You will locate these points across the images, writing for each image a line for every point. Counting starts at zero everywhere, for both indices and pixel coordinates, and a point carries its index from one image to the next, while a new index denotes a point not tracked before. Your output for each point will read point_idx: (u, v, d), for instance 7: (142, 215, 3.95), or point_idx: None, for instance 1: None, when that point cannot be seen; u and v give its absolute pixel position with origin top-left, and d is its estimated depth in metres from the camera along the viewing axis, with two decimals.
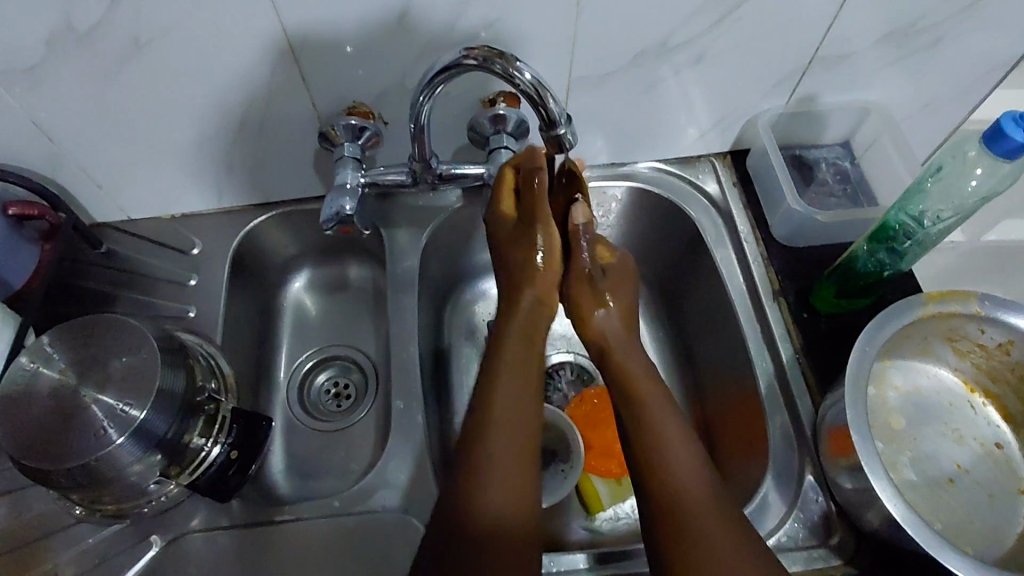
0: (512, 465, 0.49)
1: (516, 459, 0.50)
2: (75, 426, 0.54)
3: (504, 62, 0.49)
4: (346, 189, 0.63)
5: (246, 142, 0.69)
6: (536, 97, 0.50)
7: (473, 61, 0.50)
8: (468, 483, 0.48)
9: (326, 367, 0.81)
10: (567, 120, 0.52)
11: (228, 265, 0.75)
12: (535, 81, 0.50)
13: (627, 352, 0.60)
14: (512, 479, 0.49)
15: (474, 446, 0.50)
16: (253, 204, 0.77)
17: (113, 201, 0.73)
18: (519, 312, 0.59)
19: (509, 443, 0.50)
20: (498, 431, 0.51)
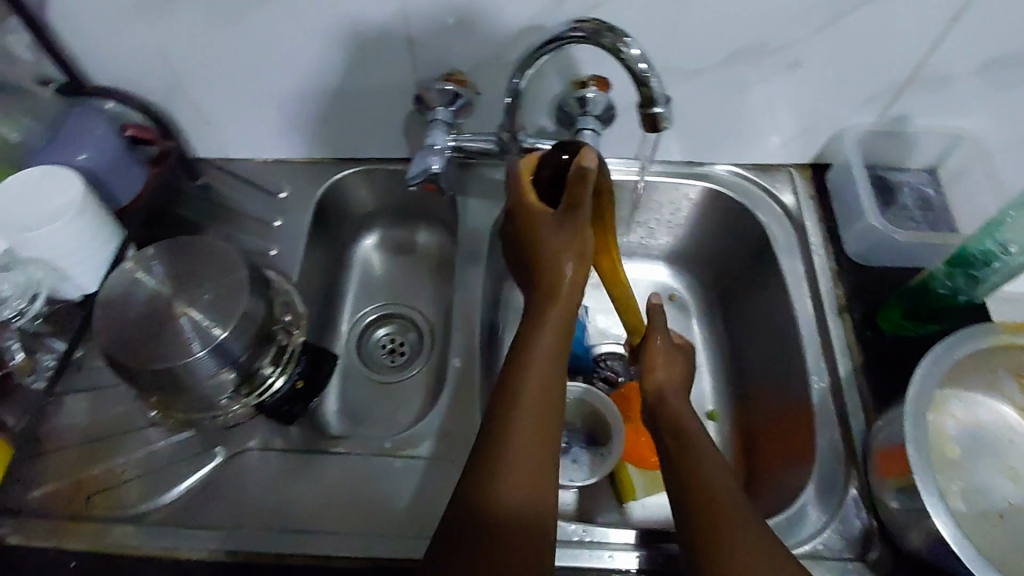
0: (531, 484, 0.50)
1: (539, 461, 0.51)
2: (163, 333, 0.58)
3: (613, 36, 0.51)
4: (435, 148, 0.65)
5: (345, 96, 0.72)
6: (639, 74, 0.51)
7: (582, 32, 0.51)
8: (484, 515, 0.48)
9: (385, 323, 0.85)
10: (666, 100, 0.53)
11: (311, 212, 0.78)
12: (640, 58, 0.51)
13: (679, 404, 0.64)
14: (534, 503, 0.49)
15: (499, 438, 0.51)
16: (339, 158, 0.81)
17: (214, 138, 0.77)
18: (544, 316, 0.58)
19: (525, 445, 0.51)
20: (512, 461, 0.50)
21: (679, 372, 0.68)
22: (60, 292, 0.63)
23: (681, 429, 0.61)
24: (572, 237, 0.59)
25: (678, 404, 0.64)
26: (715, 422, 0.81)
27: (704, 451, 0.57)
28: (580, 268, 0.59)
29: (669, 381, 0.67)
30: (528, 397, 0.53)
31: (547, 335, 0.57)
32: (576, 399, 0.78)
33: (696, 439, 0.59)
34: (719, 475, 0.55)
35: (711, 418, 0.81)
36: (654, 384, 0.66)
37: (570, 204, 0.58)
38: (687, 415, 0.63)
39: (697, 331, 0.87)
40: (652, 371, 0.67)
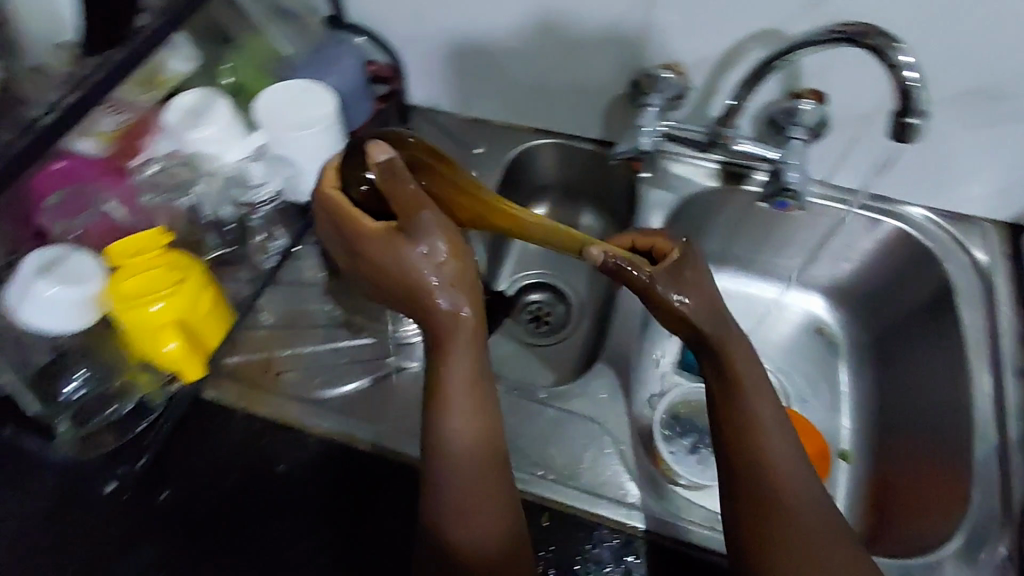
0: (478, 503, 0.48)
1: (479, 475, 0.49)
2: None
3: (881, 40, 0.54)
4: (644, 131, 0.68)
5: (563, 68, 0.76)
6: (898, 80, 0.54)
7: (847, 34, 0.55)
8: (450, 472, 0.49)
9: (539, 290, 0.87)
10: (922, 116, 0.54)
11: (501, 171, 0.82)
12: (904, 65, 0.53)
13: (739, 344, 0.55)
14: (486, 465, 0.49)
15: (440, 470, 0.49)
16: (535, 129, 0.84)
17: (429, 88, 0.83)
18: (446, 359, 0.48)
19: (471, 470, 0.49)
20: (459, 492, 0.48)
21: (703, 301, 0.54)
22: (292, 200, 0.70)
23: (732, 391, 0.54)
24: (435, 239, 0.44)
25: (738, 352, 0.54)
26: (846, 462, 0.79)
27: (757, 407, 0.53)
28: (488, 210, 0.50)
29: (715, 324, 0.55)
30: (460, 394, 0.48)
31: (462, 358, 0.48)
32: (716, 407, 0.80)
33: (746, 389, 0.53)
34: (786, 456, 0.52)
35: (842, 458, 0.79)
36: (690, 322, 0.54)
37: (404, 216, 0.44)
38: (749, 372, 0.54)
39: (843, 371, 0.85)
40: (675, 303, 0.54)
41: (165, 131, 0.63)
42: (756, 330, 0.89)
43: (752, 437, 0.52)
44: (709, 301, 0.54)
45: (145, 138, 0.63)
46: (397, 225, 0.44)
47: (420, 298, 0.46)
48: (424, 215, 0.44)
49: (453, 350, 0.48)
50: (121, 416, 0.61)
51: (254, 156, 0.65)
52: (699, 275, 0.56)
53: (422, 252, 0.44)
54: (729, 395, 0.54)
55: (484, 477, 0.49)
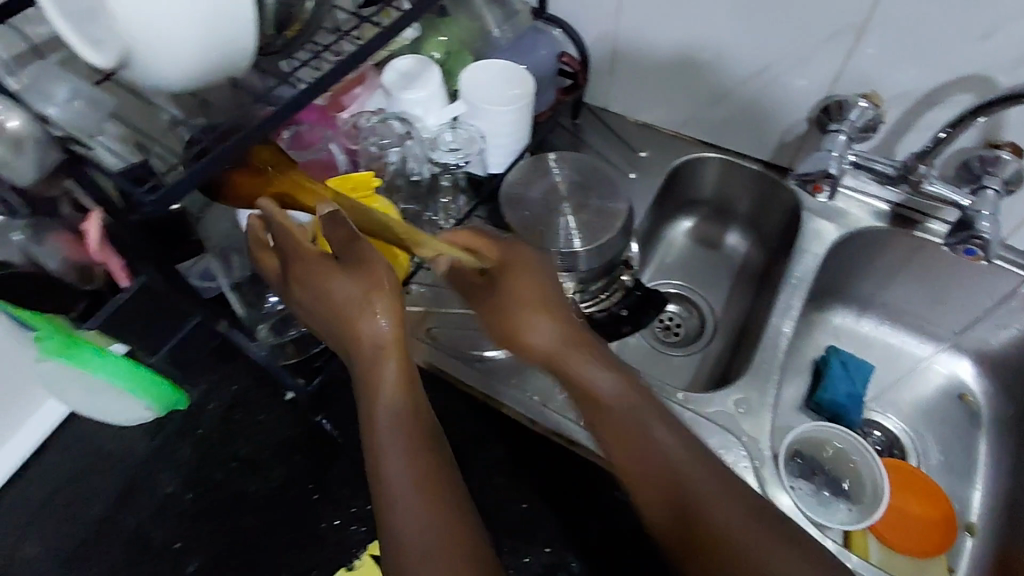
0: (434, 540, 0.46)
1: (423, 504, 0.48)
2: (551, 222, 0.68)
3: None
4: (833, 155, 0.68)
5: (748, 87, 0.77)
6: None
7: None
8: (407, 456, 0.49)
9: (675, 301, 0.87)
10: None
11: (663, 178, 0.83)
12: None
13: (579, 353, 0.55)
14: (418, 454, 0.50)
15: (388, 511, 0.48)
16: (702, 142, 0.85)
17: (606, 88, 0.86)
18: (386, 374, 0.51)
19: (422, 498, 0.48)
20: (412, 534, 0.47)
21: (550, 332, 0.55)
22: (478, 172, 0.72)
23: (619, 429, 0.53)
24: (356, 286, 0.51)
25: (595, 374, 0.54)
26: (970, 536, 0.77)
27: (658, 435, 0.52)
28: (385, 306, 0.51)
29: (556, 344, 0.55)
30: (387, 424, 0.50)
31: (392, 374, 0.51)
32: (835, 451, 0.77)
33: (638, 436, 0.52)
34: (685, 466, 0.51)
35: (968, 530, 0.77)
36: (552, 353, 0.56)
37: (342, 250, 0.51)
38: (612, 389, 0.54)
39: (982, 445, 0.82)
40: (523, 339, 0.56)
41: (379, 88, 0.69)
42: (894, 384, 0.86)
43: (644, 462, 0.52)
44: (540, 304, 0.56)
45: (356, 96, 0.70)
46: (336, 256, 0.52)
47: (359, 327, 0.51)
48: (362, 244, 0.50)
49: (378, 362, 0.51)
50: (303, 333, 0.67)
51: (450, 121, 0.69)
52: (526, 287, 0.57)
53: (357, 287, 0.51)
54: (618, 444, 0.53)
55: (427, 472, 0.49)
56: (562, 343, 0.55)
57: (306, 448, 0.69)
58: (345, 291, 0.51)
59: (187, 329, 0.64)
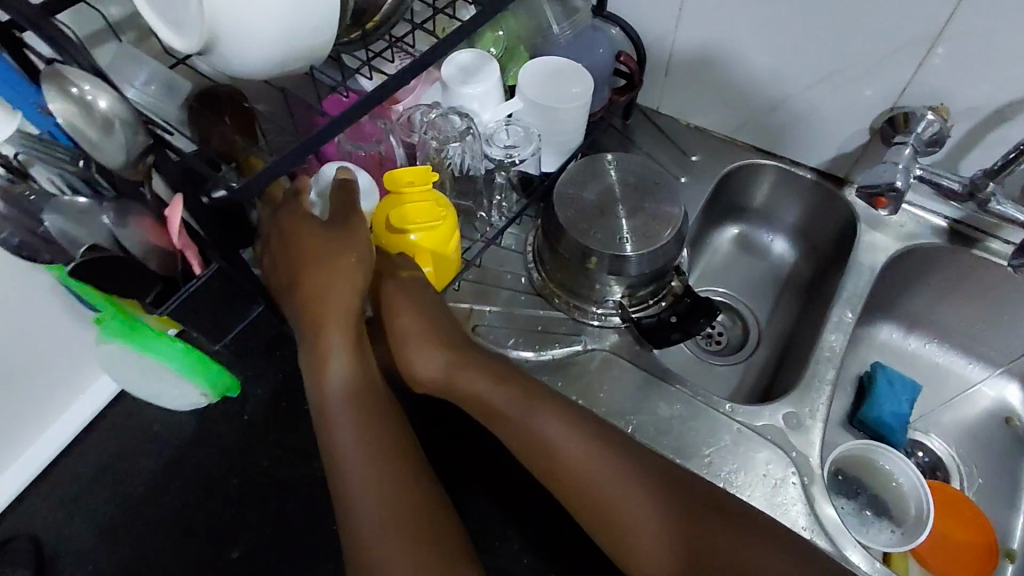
0: (382, 525, 0.51)
1: (376, 490, 0.53)
2: (604, 224, 0.67)
3: None
4: (899, 168, 0.66)
5: (808, 95, 0.75)
6: None
7: None
8: (360, 448, 0.54)
9: (719, 309, 0.85)
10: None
11: (714, 183, 0.82)
12: None
13: (471, 371, 0.59)
14: (372, 444, 0.54)
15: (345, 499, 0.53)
16: (755, 148, 0.84)
17: (661, 89, 0.85)
18: (338, 361, 0.55)
19: (372, 483, 0.53)
20: (364, 521, 0.52)
21: (438, 358, 0.60)
22: (530, 172, 0.70)
23: (529, 427, 0.57)
24: (331, 246, 0.54)
25: (491, 389, 0.59)
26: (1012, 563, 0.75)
27: (572, 435, 0.56)
28: (355, 277, 0.54)
29: (447, 374, 0.60)
30: (339, 413, 0.55)
31: (341, 364, 0.55)
32: (877, 470, 0.75)
33: (549, 429, 0.57)
34: (596, 462, 0.55)
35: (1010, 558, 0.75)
36: (443, 372, 0.60)
37: (335, 216, 0.55)
38: (508, 402, 0.58)
39: None
40: (415, 372, 0.60)
41: (437, 82, 0.69)
42: (937, 404, 0.84)
43: (551, 458, 0.57)
44: (431, 333, 0.59)
45: (411, 88, 0.70)
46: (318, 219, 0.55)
47: (326, 316, 0.54)
48: (353, 213, 0.55)
49: (333, 342, 0.55)
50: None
51: (505, 119, 0.69)
52: (414, 315, 0.59)
53: (327, 250, 0.54)
54: (534, 440, 0.57)
55: (379, 459, 0.54)
56: (453, 370, 0.60)
57: None
58: (324, 242, 0.54)
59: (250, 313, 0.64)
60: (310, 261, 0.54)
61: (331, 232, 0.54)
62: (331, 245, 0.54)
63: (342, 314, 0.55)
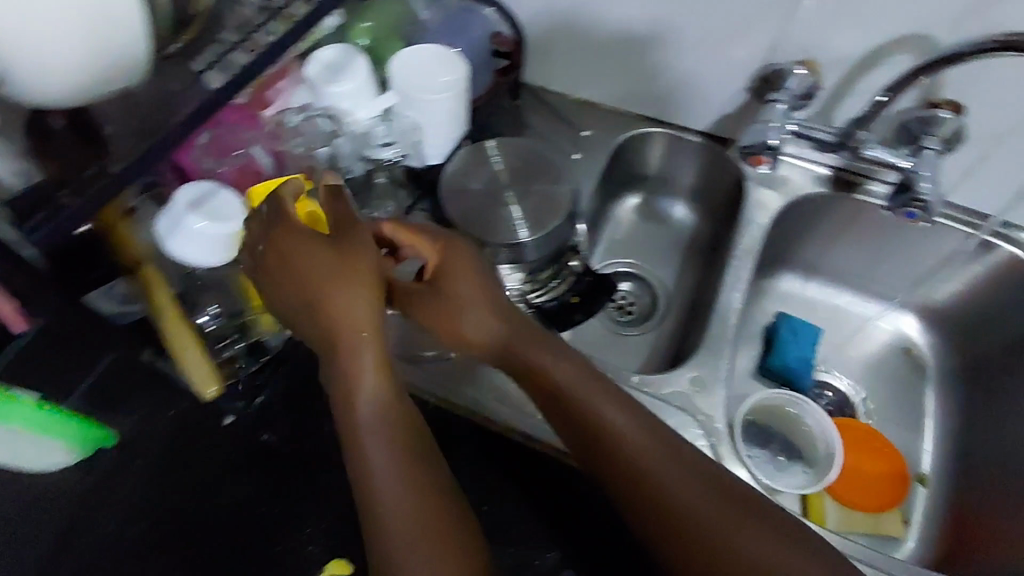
0: (415, 540, 0.48)
1: (411, 498, 0.49)
2: (493, 214, 0.65)
3: None
4: (771, 125, 0.70)
5: (686, 59, 0.76)
6: None
7: None
8: (390, 454, 0.51)
9: (627, 280, 0.86)
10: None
11: (608, 156, 0.82)
12: None
13: (536, 349, 0.57)
14: (405, 454, 0.51)
15: (374, 517, 0.49)
16: (645, 117, 0.84)
17: (546, 66, 0.84)
18: (359, 362, 0.51)
19: (409, 496, 0.49)
20: (395, 534, 0.48)
21: (491, 327, 0.58)
22: (415, 164, 0.72)
23: (574, 406, 0.55)
24: (334, 263, 0.51)
25: (554, 359, 0.57)
26: (923, 488, 0.80)
27: (614, 415, 0.54)
28: (369, 282, 0.52)
29: (505, 340, 0.58)
30: (371, 423, 0.51)
31: (367, 372, 0.51)
32: (793, 416, 0.78)
33: (592, 408, 0.55)
34: (653, 445, 0.53)
35: (920, 482, 0.80)
36: (488, 342, 0.59)
37: (336, 231, 0.53)
38: (574, 383, 0.55)
39: (931, 398, 0.85)
40: (467, 339, 0.59)
41: (303, 82, 0.65)
42: (843, 345, 0.88)
43: (615, 450, 0.53)
44: (487, 296, 0.58)
45: (279, 90, 0.65)
46: (327, 236, 0.52)
47: (331, 319, 0.51)
48: (355, 228, 0.53)
49: (359, 344, 0.51)
50: (235, 357, 0.64)
51: (382, 114, 0.66)
52: (468, 287, 0.58)
53: (372, 255, 0.52)
54: (576, 422, 0.55)
55: (411, 470, 0.51)
56: (493, 340, 0.59)
57: (256, 466, 0.62)
58: (320, 251, 0.51)
59: (104, 361, 0.64)
60: (313, 262, 0.51)
61: (344, 241, 0.52)
62: (352, 249, 0.52)
63: (352, 312, 0.51)
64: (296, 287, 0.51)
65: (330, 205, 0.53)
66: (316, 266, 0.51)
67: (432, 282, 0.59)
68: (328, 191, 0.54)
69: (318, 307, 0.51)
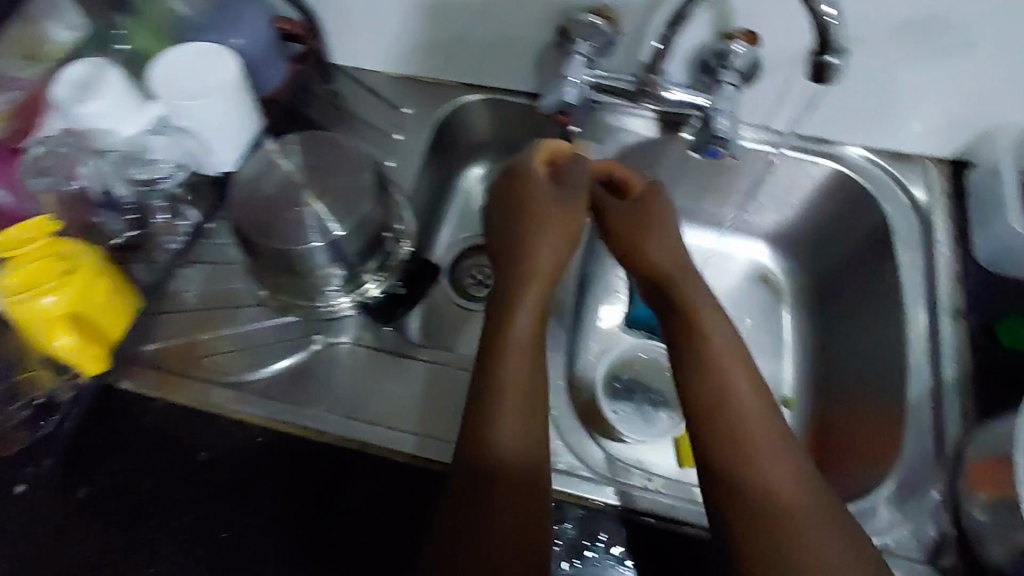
0: (502, 517, 0.49)
1: (508, 487, 0.51)
2: (286, 218, 0.61)
3: None
4: (570, 82, 0.64)
5: (483, 18, 0.72)
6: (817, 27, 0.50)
7: None
8: (512, 432, 0.53)
9: (478, 255, 0.85)
10: (843, 55, 0.52)
11: (429, 131, 0.79)
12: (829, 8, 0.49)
13: (710, 314, 0.60)
14: (518, 415, 0.53)
15: (467, 481, 0.51)
16: (465, 84, 0.81)
17: (352, 47, 0.79)
18: (514, 326, 0.57)
19: (502, 484, 0.51)
20: (492, 502, 0.50)
21: (671, 249, 0.64)
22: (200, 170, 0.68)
23: (722, 366, 0.56)
24: (552, 217, 0.63)
25: (717, 332, 0.58)
26: (790, 409, 0.79)
27: (746, 397, 0.55)
28: (553, 256, 0.62)
29: (690, 301, 0.61)
30: (506, 410, 0.53)
31: (510, 366, 0.55)
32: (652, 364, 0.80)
33: (726, 367, 0.56)
34: (761, 415, 0.54)
35: (786, 405, 0.80)
36: (690, 304, 0.60)
37: (543, 214, 0.63)
38: (721, 348, 0.57)
39: (786, 323, 0.85)
40: (647, 258, 0.64)
41: (54, 104, 0.61)
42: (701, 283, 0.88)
43: (722, 409, 0.54)
44: (683, 264, 0.64)
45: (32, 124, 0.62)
46: (535, 208, 0.63)
47: (514, 304, 0.59)
48: (548, 215, 0.63)
49: (520, 353, 0.56)
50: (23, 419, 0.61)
51: (152, 124, 0.62)
52: (664, 234, 0.65)
53: (547, 250, 0.62)
54: (710, 369, 0.56)
55: (524, 443, 0.53)
56: (673, 272, 0.63)
57: (82, 524, 0.57)
58: (547, 262, 0.62)
59: None
60: (528, 226, 0.63)
61: (563, 202, 0.64)
62: (572, 212, 0.64)
63: (519, 340, 0.57)
64: (514, 252, 0.63)
65: (542, 180, 0.64)
66: (549, 245, 0.63)
67: (639, 199, 0.66)
68: (514, 172, 0.65)
69: (504, 295, 0.60)
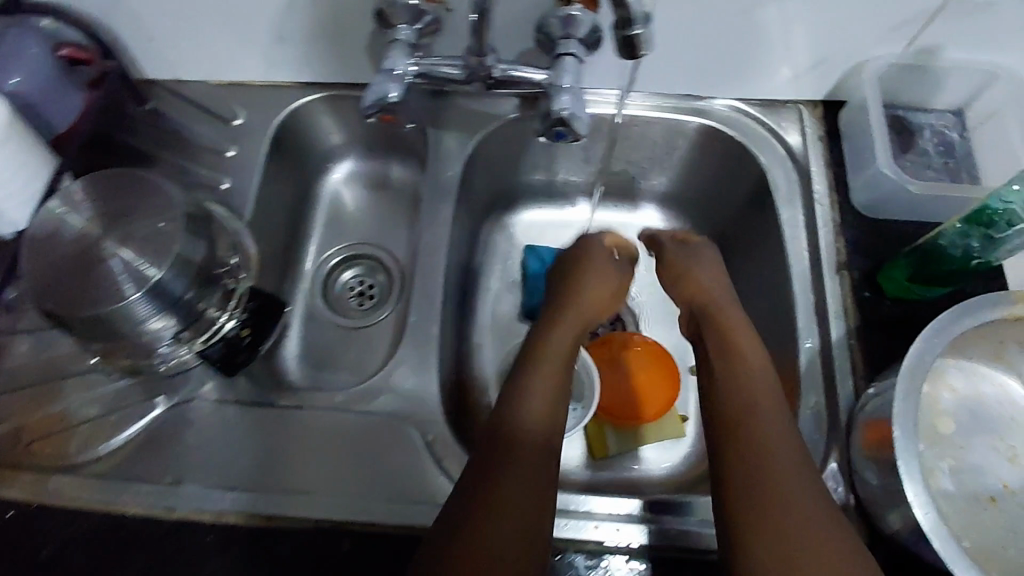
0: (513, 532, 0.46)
1: (525, 492, 0.48)
2: (94, 274, 0.54)
3: None
4: (392, 74, 0.56)
5: (295, 12, 0.63)
6: None
7: None
8: (536, 437, 0.52)
9: (355, 265, 0.80)
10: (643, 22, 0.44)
11: (267, 143, 0.70)
12: None
13: (735, 316, 0.60)
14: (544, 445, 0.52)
15: (482, 491, 0.48)
16: (301, 83, 0.72)
17: (163, 58, 0.69)
18: (547, 345, 0.61)
19: (523, 488, 0.48)
20: (507, 509, 0.47)
21: (710, 265, 0.65)
22: None
23: (740, 360, 0.55)
24: (602, 274, 0.68)
25: (739, 326, 0.59)
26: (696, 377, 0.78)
27: (766, 390, 0.53)
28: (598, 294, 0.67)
29: (717, 304, 0.61)
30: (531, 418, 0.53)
31: (537, 389, 0.56)
32: None
33: (754, 372, 0.54)
34: (779, 427, 0.50)
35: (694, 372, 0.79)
36: (704, 299, 0.62)
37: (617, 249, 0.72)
38: (755, 355, 0.56)
39: None
40: (706, 289, 0.63)
41: None
42: None
43: (747, 412, 0.51)
44: (719, 272, 0.65)
45: None
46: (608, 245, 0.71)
47: (557, 317, 0.64)
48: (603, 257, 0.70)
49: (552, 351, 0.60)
50: None
51: None
52: (705, 271, 0.65)
53: (593, 280, 0.68)
54: (727, 363, 0.55)
55: (544, 469, 0.51)
56: (715, 296, 0.62)
57: None
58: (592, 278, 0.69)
59: None
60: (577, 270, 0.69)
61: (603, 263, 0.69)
62: (609, 271, 0.69)
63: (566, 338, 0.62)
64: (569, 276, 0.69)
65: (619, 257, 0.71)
66: (602, 280, 0.68)
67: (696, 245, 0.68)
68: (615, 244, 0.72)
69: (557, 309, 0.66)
